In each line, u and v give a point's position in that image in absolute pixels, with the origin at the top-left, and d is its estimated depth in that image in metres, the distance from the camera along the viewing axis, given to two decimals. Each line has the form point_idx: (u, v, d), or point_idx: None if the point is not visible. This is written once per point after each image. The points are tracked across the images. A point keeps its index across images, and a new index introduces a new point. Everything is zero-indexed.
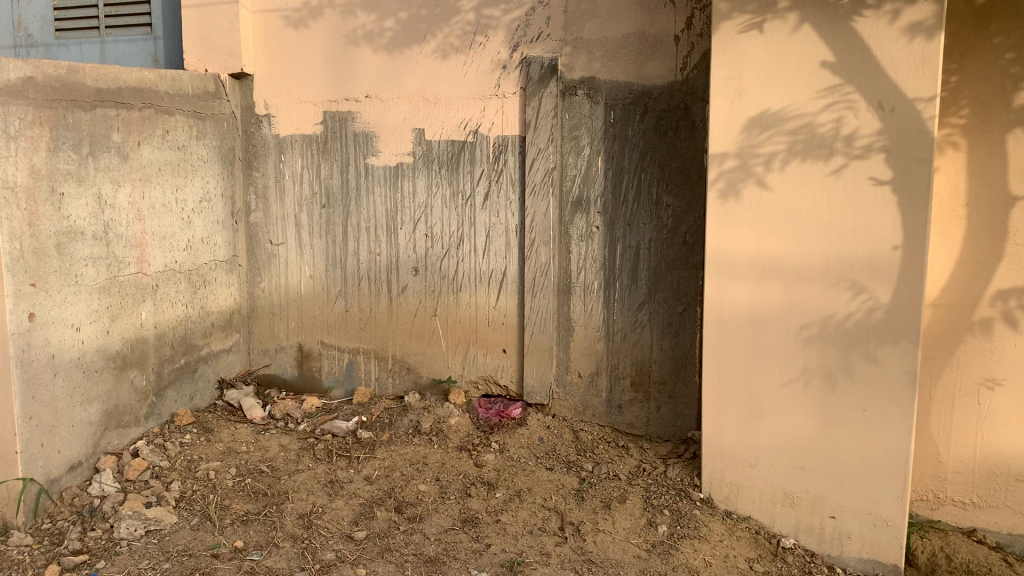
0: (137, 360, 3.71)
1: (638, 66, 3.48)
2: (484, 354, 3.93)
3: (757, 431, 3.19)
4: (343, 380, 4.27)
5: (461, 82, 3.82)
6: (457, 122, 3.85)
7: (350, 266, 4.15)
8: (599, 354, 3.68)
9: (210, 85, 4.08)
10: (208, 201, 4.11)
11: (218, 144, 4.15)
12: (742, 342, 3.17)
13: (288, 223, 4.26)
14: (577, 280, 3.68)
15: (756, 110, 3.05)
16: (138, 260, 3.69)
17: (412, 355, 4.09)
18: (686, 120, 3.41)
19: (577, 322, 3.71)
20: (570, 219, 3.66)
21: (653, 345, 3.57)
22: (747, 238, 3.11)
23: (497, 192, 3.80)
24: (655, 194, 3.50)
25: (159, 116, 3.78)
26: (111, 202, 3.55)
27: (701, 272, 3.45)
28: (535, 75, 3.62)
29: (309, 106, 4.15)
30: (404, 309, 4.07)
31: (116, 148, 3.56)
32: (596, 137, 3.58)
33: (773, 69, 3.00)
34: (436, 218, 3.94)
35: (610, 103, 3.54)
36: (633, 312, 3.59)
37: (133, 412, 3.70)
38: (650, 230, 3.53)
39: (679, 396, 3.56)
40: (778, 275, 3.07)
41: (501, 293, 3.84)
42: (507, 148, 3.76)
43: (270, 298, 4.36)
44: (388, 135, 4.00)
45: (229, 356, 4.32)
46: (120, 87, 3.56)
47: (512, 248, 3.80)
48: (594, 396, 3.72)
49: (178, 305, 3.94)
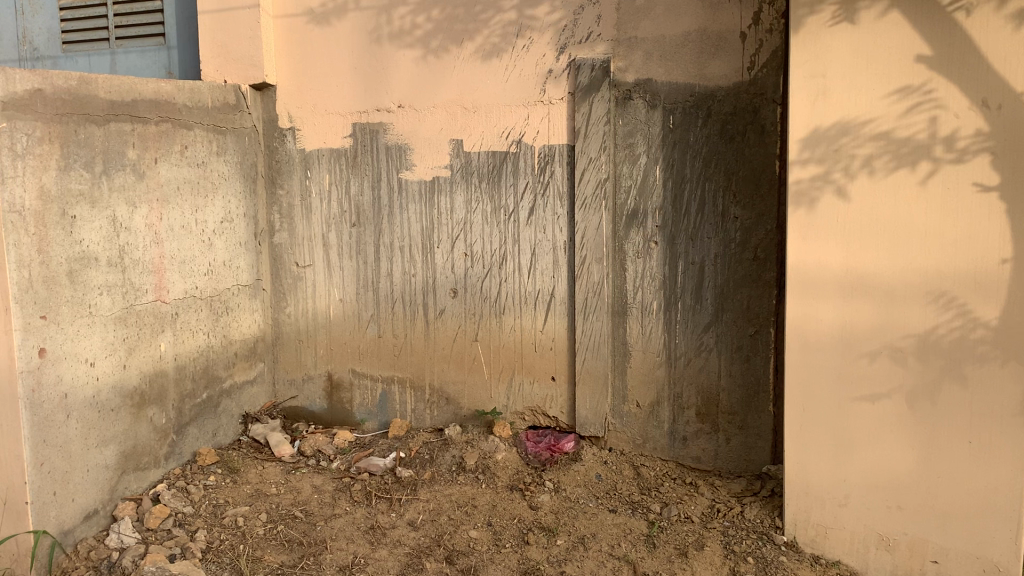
0: (156, 397, 3.42)
1: (700, 65, 3.18)
2: (531, 382, 3.61)
3: (847, 466, 2.87)
4: (376, 412, 3.95)
5: (502, 88, 3.53)
6: (498, 131, 3.56)
7: (382, 289, 3.85)
8: (660, 382, 3.37)
9: (230, 96, 3.80)
10: (230, 221, 3.82)
11: (239, 160, 3.86)
12: (828, 368, 2.86)
13: (315, 243, 3.97)
14: (634, 300, 3.38)
15: (842, 111, 2.76)
16: (155, 287, 3.40)
17: (452, 384, 3.77)
18: (755, 124, 3.12)
19: (634, 346, 3.40)
20: (624, 233, 3.36)
21: (721, 371, 3.26)
22: (832, 251, 2.82)
23: (544, 206, 3.50)
24: (721, 205, 3.20)
25: (177, 131, 3.50)
26: (127, 224, 3.26)
27: (774, 291, 3.14)
28: (585, 79, 3.33)
29: (337, 118, 3.87)
30: (441, 335, 3.76)
31: (131, 166, 3.27)
32: (653, 144, 3.28)
33: (858, 63, 2.72)
34: (477, 235, 3.64)
35: (669, 106, 3.25)
36: (697, 335, 3.28)
37: (152, 453, 3.40)
38: (716, 244, 3.22)
39: (751, 427, 3.24)
40: (869, 293, 2.77)
41: (549, 316, 3.54)
42: (553, 158, 3.46)
43: (296, 325, 4.06)
44: (423, 147, 3.71)
45: (253, 389, 4.01)
46: (135, 99, 3.28)
47: (561, 267, 3.49)
48: (654, 428, 3.41)
49: (199, 335, 3.64)
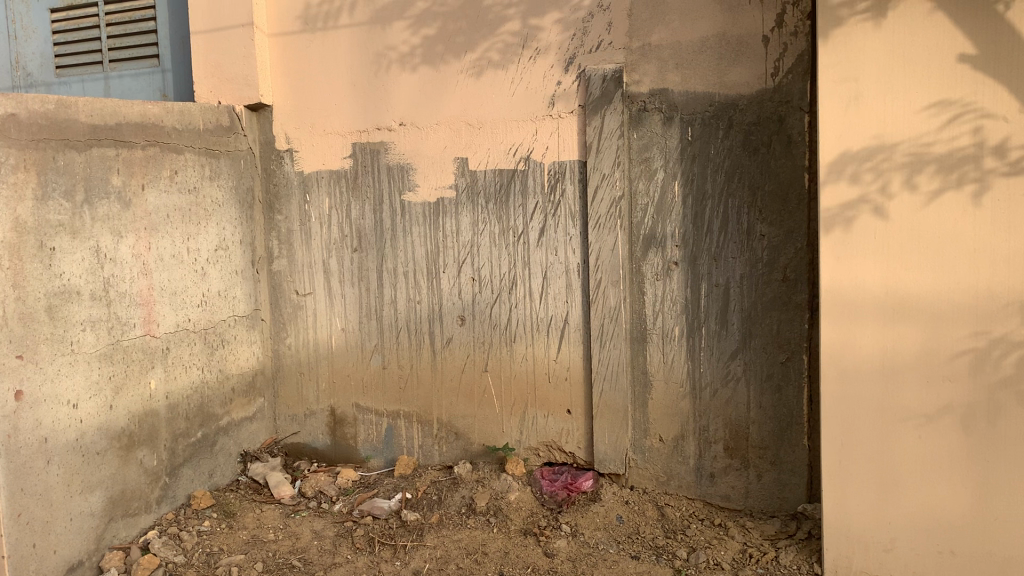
0: (147, 437, 3.21)
1: (720, 73, 2.95)
2: (545, 416, 3.37)
3: (892, 507, 2.60)
4: (381, 449, 3.72)
5: (508, 102, 3.31)
6: (505, 148, 3.34)
7: (386, 317, 3.63)
8: (684, 414, 3.12)
9: (223, 118, 3.61)
10: (224, 249, 3.62)
11: (234, 185, 3.67)
12: (870, 402, 2.59)
13: (316, 270, 3.77)
14: (654, 326, 3.13)
15: (877, 119, 2.52)
16: (144, 321, 3.20)
17: (461, 418, 3.54)
18: (781, 134, 2.89)
19: (655, 376, 3.15)
20: (642, 254, 3.13)
21: (750, 403, 3.01)
22: (870, 272, 2.55)
23: (555, 226, 3.27)
24: (747, 222, 2.96)
25: (166, 155, 3.31)
26: (111, 255, 3.06)
27: (807, 314, 2.90)
28: (597, 90, 3.11)
29: (335, 138, 3.67)
30: (449, 366, 3.53)
31: (116, 194, 3.09)
32: (670, 159, 3.05)
33: (894, 66, 2.48)
34: (485, 259, 3.41)
35: (687, 117, 3.01)
36: (724, 363, 3.04)
37: (142, 497, 3.18)
38: (741, 264, 2.98)
39: (784, 463, 2.99)
40: (913, 317, 2.51)
41: (563, 344, 3.30)
42: (565, 175, 3.23)
43: (297, 357, 3.85)
44: (426, 167, 3.50)
45: (252, 425, 3.80)
46: (119, 122, 3.09)
47: (574, 292, 3.26)
48: (680, 464, 3.15)
49: (193, 370, 3.44)
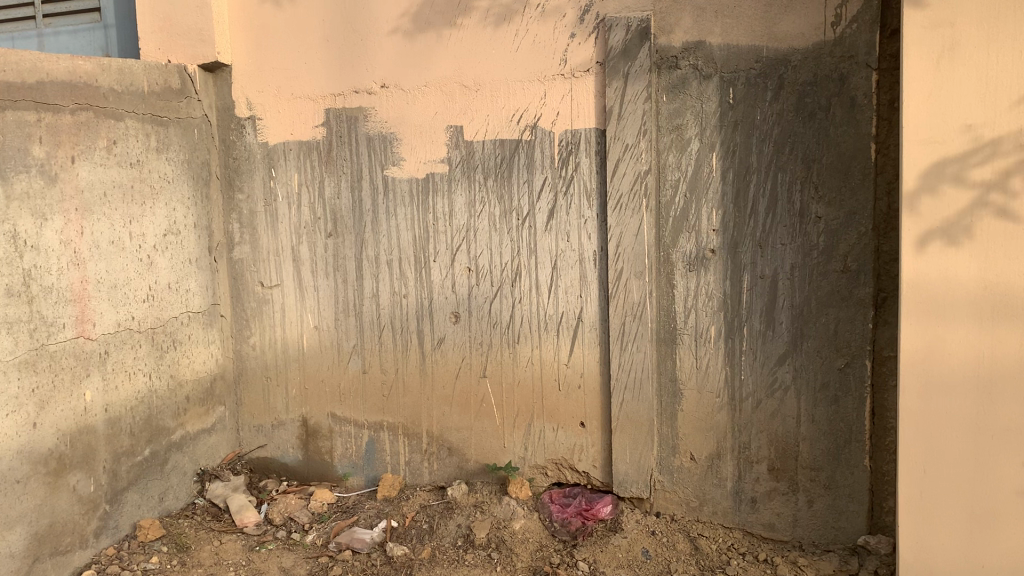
0: (81, 459, 2.68)
1: (769, 22, 2.46)
2: (554, 429, 2.88)
3: (987, 548, 2.14)
4: (362, 465, 3.21)
5: (510, 60, 2.80)
6: (508, 114, 2.83)
7: (367, 313, 3.12)
8: (721, 429, 2.64)
9: (173, 79, 3.07)
10: (175, 233, 3.08)
11: (187, 158, 3.14)
12: (962, 419, 2.13)
13: (284, 259, 3.24)
14: (685, 325, 2.64)
15: (978, 73, 2.04)
16: (76, 320, 2.66)
17: (455, 431, 3.04)
18: (842, 96, 2.40)
19: (686, 384, 2.67)
20: (671, 240, 2.63)
21: (800, 417, 2.54)
22: (964, 265, 2.09)
23: (566, 207, 2.77)
24: (800, 202, 2.48)
25: (102, 122, 2.76)
26: (34, 241, 2.52)
27: (871, 312, 2.43)
28: (618, 43, 2.60)
29: (306, 104, 3.14)
30: (440, 370, 3.03)
31: (39, 167, 2.54)
32: (707, 126, 2.56)
33: (1002, 7, 2.00)
34: (483, 246, 2.91)
35: (729, 76, 2.52)
36: (770, 370, 2.56)
37: (76, 531, 2.66)
38: (793, 252, 2.50)
39: (840, 487, 2.53)
40: (1018, 319, 2.05)
41: (575, 345, 2.81)
42: (579, 146, 2.73)
43: (262, 359, 3.32)
44: (413, 137, 2.98)
45: (211, 438, 3.28)
46: (41, 81, 2.54)
47: (590, 285, 2.77)
48: (715, 487, 2.68)
49: (138, 377, 2.91)
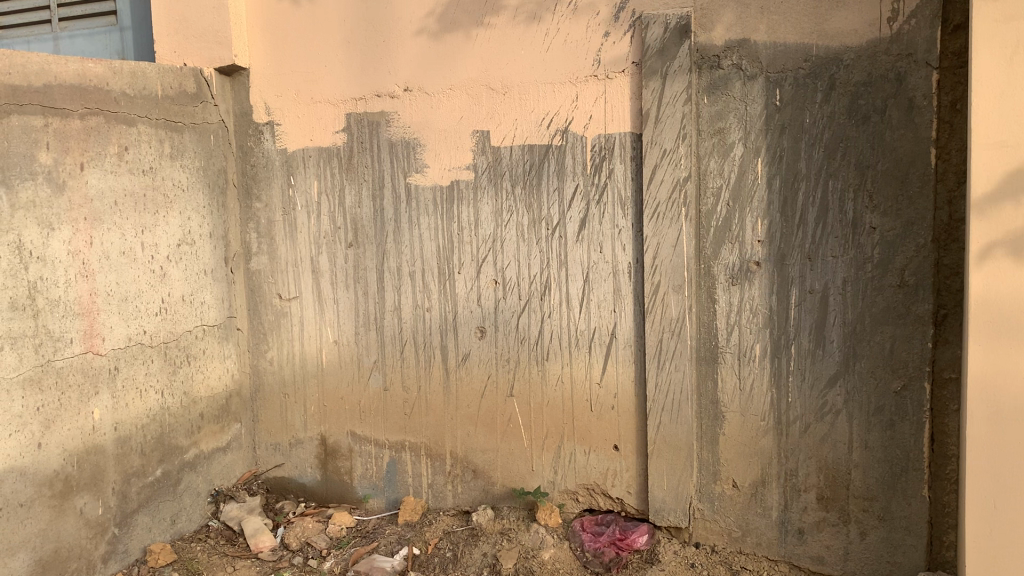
0: (89, 481, 2.55)
1: (820, 18, 2.28)
2: (586, 452, 2.71)
3: None
4: (383, 487, 3.06)
5: (540, 62, 2.65)
6: (538, 119, 2.67)
7: (388, 327, 2.98)
8: (766, 455, 2.46)
9: (188, 83, 2.94)
10: (190, 244, 2.96)
11: (203, 165, 3.01)
12: None
13: (303, 270, 3.11)
14: (728, 343, 2.47)
15: None
16: (84, 335, 2.53)
17: (480, 452, 2.88)
18: (899, 97, 2.22)
19: (728, 406, 2.49)
20: (713, 252, 2.46)
21: (852, 443, 2.36)
22: None
23: (599, 216, 2.61)
24: (853, 211, 2.30)
25: (113, 127, 2.64)
26: (39, 251, 2.40)
27: (930, 331, 2.24)
28: (655, 42, 2.44)
29: (326, 108, 3.01)
30: (465, 388, 2.88)
31: (45, 174, 2.42)
32: (751, 130, 2.38)
33: None
34: (510, 257, 2.75)
35: (775, 76, 2.35)
36: (819, 392, 2.38)
37: (82, 557, 2.53)
38: (845, 265, 2.32)
39: (896, 519, 2.34)
40: None
41: (609, 363, 2.64)
42: (613, 152, 2.57)
43: (280, 375, 3.19)
44: (438, 143, 2.84)
45: (226, 457, 3.14)
46: (48, 84, 2.42)
47: (624, 299, 2.60)
48: (758, 516, 2.50)
49: (150, 394, 2.78)
